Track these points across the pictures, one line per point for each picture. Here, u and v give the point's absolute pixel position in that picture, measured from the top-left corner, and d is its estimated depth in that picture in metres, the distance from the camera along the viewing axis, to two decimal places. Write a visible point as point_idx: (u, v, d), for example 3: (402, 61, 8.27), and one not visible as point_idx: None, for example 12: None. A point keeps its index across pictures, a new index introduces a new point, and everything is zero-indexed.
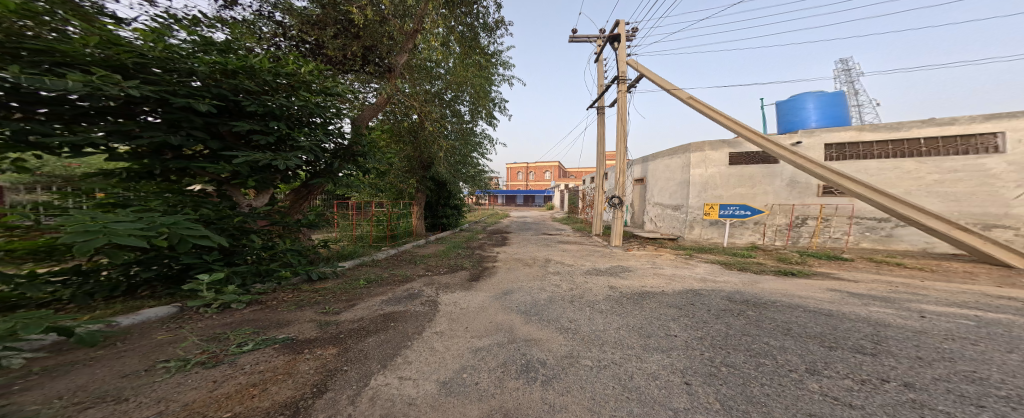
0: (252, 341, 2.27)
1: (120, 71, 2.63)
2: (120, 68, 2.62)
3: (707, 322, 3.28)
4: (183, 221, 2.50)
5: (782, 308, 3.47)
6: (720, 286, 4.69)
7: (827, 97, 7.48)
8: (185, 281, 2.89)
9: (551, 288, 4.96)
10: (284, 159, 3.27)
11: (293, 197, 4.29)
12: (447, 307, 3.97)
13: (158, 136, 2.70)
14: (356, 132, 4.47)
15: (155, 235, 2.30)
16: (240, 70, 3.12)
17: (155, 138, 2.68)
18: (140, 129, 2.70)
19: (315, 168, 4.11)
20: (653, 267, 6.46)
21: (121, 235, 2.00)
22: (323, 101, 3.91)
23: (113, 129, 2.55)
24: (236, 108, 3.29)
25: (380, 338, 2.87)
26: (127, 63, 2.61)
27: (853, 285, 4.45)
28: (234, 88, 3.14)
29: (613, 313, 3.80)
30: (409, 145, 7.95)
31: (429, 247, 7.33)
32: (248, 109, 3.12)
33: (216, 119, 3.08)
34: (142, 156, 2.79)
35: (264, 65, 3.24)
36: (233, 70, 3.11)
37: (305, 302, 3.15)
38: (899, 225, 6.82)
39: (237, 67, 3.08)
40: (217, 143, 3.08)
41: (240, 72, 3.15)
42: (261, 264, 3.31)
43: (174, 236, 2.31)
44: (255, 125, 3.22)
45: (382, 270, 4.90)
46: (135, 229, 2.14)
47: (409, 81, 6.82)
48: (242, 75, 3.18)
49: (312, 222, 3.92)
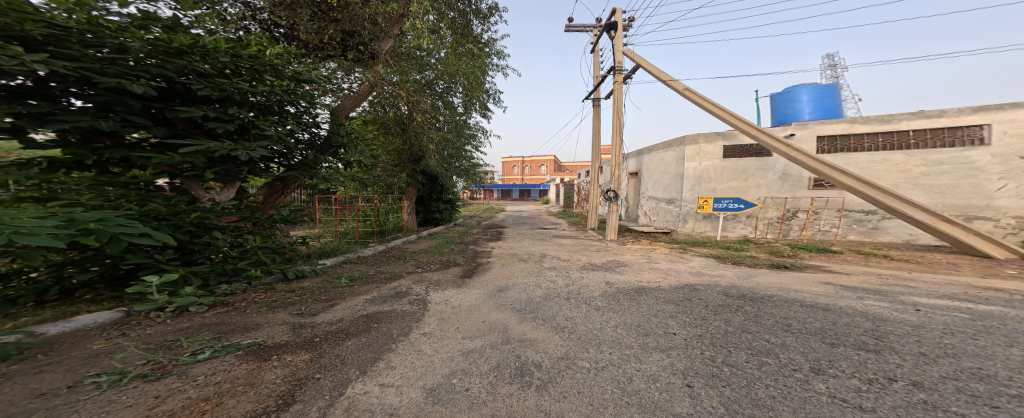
0: (210, 349, 2.06)
1: (23, 42, 2.25)
2: (25, 39, 2.24)
3: (706, 319, 3.23)
4: (113, 216, 2.16)
5: (780, 303, 3.44)
6: (715, 281, 4.67)
7: (821, 89, 7.48)
8: (133, 282, 2.56)
9: (546, 284, 4.85)
10: (248, 149, 2.99)
11: (269, 191, 4.01)
12: (438, 305, 3.80)
13: (84, 121, 2.36)
14: (335, 122, 4.21)
15: (78, 233, 1.97)
16: (189, 49, 2.80)
17: (81, 123, 2.35)
18: (60, 112, 2.36)
19: (290, 160, 3.84)
20: (648, 261, 6.43)
21: (28, 234, 1.66)
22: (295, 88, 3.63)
23: (22, 110, 2.20)
24: (185, 91, 2.96)
25: (361, 341, 2.70)
26: (33, 34, 2.21)
27: (845, 278, 4.47)
28: (180, 69, 2.79)
29: (610, 311, 3.72)
30: (398, 138, 7.66)
31: (421, 243, 7.11)
32: (200, 92, 2.81)
33: (159, 104, 2.76)
34: (70, 144, 2.46)
35: (218, 45, 2.92)
36: (179, 49, 2.78)
37: (279, 304, 2.94)
38: (885, 218, 6.93)
39: (185, 46, 2.75)
40: (161, 130, 2.77)
41: (187, 52, 2.82)
42: (232, 262, 3.06)
43: (103, 234, 2.00)
44: (210, 112, 2.91)
45: (370, 267, 4.70)
46: (48, 227, 1.80)
47: (396, 69, 6.52)
48: (190, 54, 2.84)
49: (289, 217, 3.67)
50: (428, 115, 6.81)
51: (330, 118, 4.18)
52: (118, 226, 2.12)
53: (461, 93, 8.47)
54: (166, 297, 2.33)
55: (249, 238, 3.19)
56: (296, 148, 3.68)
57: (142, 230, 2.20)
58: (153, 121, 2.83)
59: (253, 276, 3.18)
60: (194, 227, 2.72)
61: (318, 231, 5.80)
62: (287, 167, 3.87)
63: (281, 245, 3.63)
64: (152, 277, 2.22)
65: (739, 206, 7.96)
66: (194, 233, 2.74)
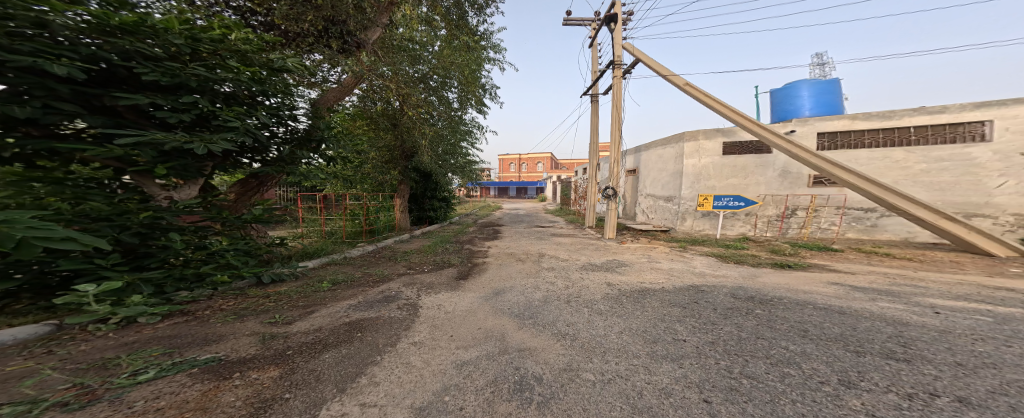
0: (156, 367, 1.78)
1: None
2: None
3: (716, 324, 3.05)
4: (28, 219, 1.82)
5: (791, 305, 3.27)
6: (720, 281, 4.50)
7: (822, 85, 7.42)
8: (66, 292, 2.18)
9: (545, 286, 4.62)
10: (207, 142, 2.64)
11: (243, 189, 3.66)
12: (430, 311, 3.54)
13: None
14: (317, 115, 3.91)
15: None
16: (134, 28, 2.43)
17: None
18: None
19: (264, 155, 3.54)
20: (650, 261, 6.25)
21: None
22: (269, 77, 3.31)
23: None
24: (130, 76, 2.57)
25: (341, 353, 2.44)
26: None
27: (852, 277, 4.33)
28: (121, 51, 2.41)
29: (613, 315, 3.51)
30: (387, 132, 7.31)
31: (413, 242, 6.80)
32: (146, 77, 2.44)
33: (96, 89, 2.39)
34: None
35: (170, 25, 2.55)
36: (121, 28, 2.41)
37: (249, 311, 2.66)
38: (884, 215, 6.88)
39: (127, 25, 2.38)
40: (97, 118, 2.38)
41: (131, 31, 2.45)
42: (197, 266, 2.74)
43: (10, 237, 1.66)
44: (161, 100, 2.56)
45: (357, 269, 4.40)
46: None
47: (386, 60, 6.18)
48: (133, 34, 2.47)
49: (264, 215, 3.35)
50: (421, 109, 6.50)
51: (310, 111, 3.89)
52: (33, 229, 1.79)
53: (455, 87, 8.18)
54: (108, 307, 1.99)
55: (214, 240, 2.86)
56: (268, 142, 3.37)
57: (63, 234, 1.88)
58: (88, 110, 2.44)
59: (220, 281, 2.87)
60: (147, 228, 2.40)
61: (302, 231, 5.46)
62: (262, 162, 3.57)
63: (256, 246, 3.32)
64: (86, 286, 1.92)
65: (739, 203, 7.80)
66: (148, 233, 2.43)
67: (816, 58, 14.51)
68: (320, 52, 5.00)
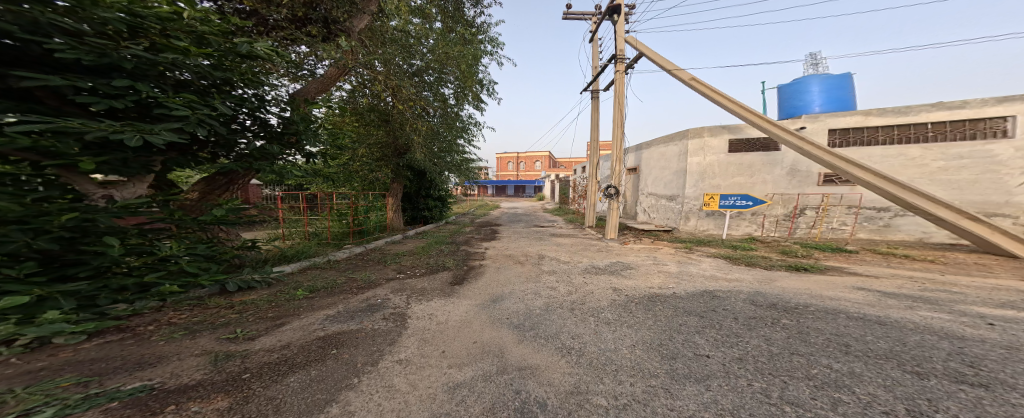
0: (57, 405, 1.38)
1: None
2: None
3: (740, 336, 2.73)
4: None
5: (820, 314, 2.94)
6: (733, 286, 4.18)
7: (833, 80, 7.24)
8: None
9: (546, 291, 4.27)
10: (144, 131, 2.18)
11: (209, 186, 3.28)
12: (420, 321, 3.19)
13: None
14: (293, 108, 3.55)
15: None
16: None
17: None
18: None
19: (228, 149, 3.14)
20: (656, 264, 5.94)
21: None
22: (233, 64, 2.94)
23: None
24: (46, 54, 2.08)
25: (310, 376, 2.05)
26: None
27: (877, 281, 4.00)
28: (31, 23, 1.97)
29: (623, 326, 3.18)
30: (378, 129, 6.92)
31: (406, 243, 6.42)
32: (61, 54, 2.00)
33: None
34: None
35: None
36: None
37: (205, 324, 2.26)
38: (897, 215, 6.63)
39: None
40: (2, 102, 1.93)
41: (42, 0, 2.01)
42: (142, 275, 2.33)
43: None
44: (84, 82, 2.10)
45: (341, 273, 4.03)
46: None
47: (375, 50, 5.79)
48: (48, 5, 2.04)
49: (228, 216, 2.96)
50: (414, 103, 6.15)
51: (286, 102, 3.54)
52: None
53: (452, 83, 7.86)
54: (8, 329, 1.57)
55: (165, 244, 2.43)
56: (231, 135, 2.98)
57: None
58: None
59: (172, 292, 2.49)
60: (73, 232, 1.99)
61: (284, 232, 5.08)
62: (229, 156, 3.19)
63: (220, 249, 2.92)
64: None
65: (747, 203, 7.43)
66: (78, 238, 2.02)
67: (812, 58, 14.45)
68: (302, 39, 4.64)
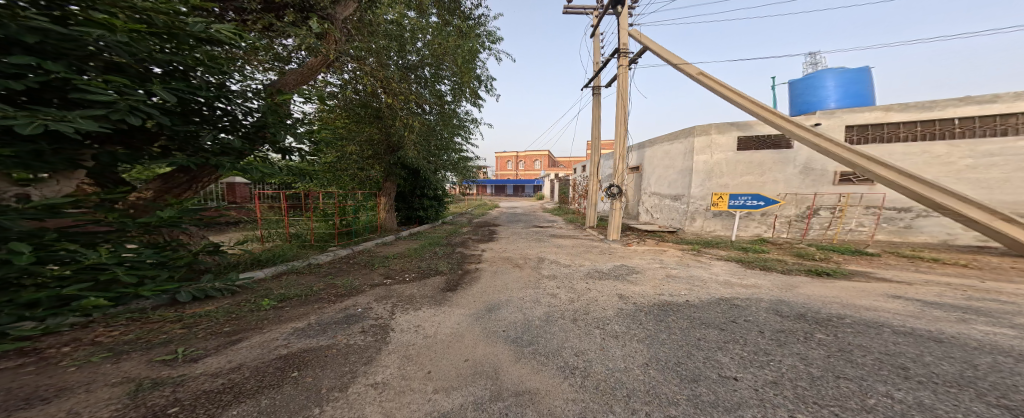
0: None
1: None
2: None
3: (771, 354, 2.38)
4: None
5: (859, 327, 2.57)
6: (751, 292, 3.81)
7: (849, 74, 7.22)
8: None
9: (547, 299, 3.94)
10: (39, 120, 1.79)
11: (166, 184, 2.93)
12: (405, 335, 2.84)
13: None
14: (261, 99, 3.20)
15: None
16: None
17: None
18: None
19: (182, 141, 2.78)
20: (664, 268, 5.58)
21: None
22: (184, 48, 2.58)
23: None
24: None
25: (259, 406, 1.66)
26: None
27: (912, 288, 3.62)
28: None
29: (634, 340, 2.85)
30: (366, 125, 6.48)
31: (398, 245, 6.06)
32: None
33: None
34: None
35: None
36: None
37: (138, 344, 1.88)
38: (920, 216, 6.29)
39: None
40: None
41: None
42: (62, 288, 1.95)
43: None
44: None
45: (321, 279, 3.66)
46: None
47: (360, 40, 5.41)
48: None
49: (182, 217, 2.62)
50: (407, 97, 5.80)
51: (256, 92, 3.19)
52: None
53: (449, 79, 7.54)
54: None
55: (95, 250, 2.04)
56: (180, 127, 2.61)
57: None
58: None
59: (101, 306, 2.11)
60: None
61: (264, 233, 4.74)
62: (186, 150, 2.82)
63: (171, 255, 2.56)
64: None
65: (758, 203, 7.22)
66: None
67: (813, 59, 14.35)
68: (276, 23, 4.22)
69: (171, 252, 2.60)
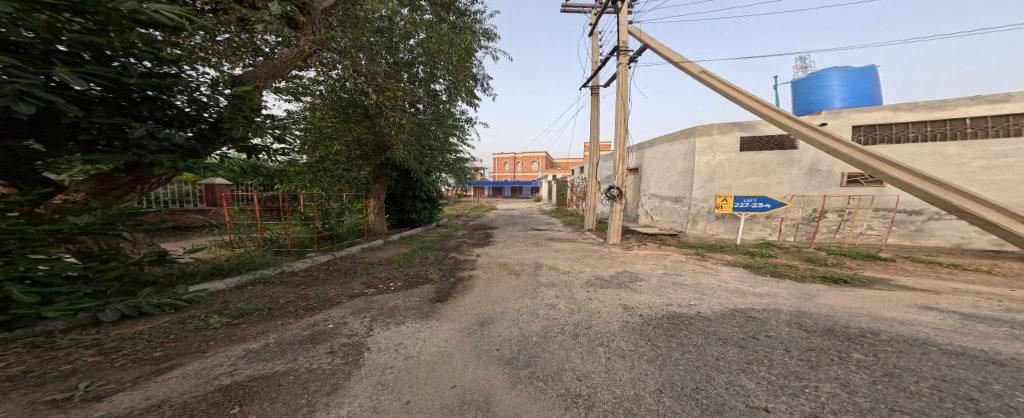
0: None
1: None
2: None
3: (802, 376, 2.06)
4: None
5: (902, 345, 2.24)
6: (767, 303, 3.51)
7: (854, 73, 7.04)
8: None
9: (545, 311, 3.62)
10: None
11: (103, 184, 2.63)
12: (382, 355, 2.47)
13: None
14: (215, 91, 2.83)
15: None
16: None
17: None
18: None
19: (111, 136, 2.36)
20: (669, 276, 5.25)
21: None
22: (111, 30, 2.21)
23: None
24: None
25: None
26: None
27: (942, 297, 3.31)
28: None
29: (644, 361, 2.56)
30: (349, 123, 6.00)
31: (386, 250, 5.70)
32: None
33: None
34: None
35: None
36: None
37: (22, 383, 1.50)
38: (932, 218, 6.08)
39: None
40: None
41: None
42: None
43: None
44: None
45: (294, 289, 3.28)
46: None
47: (343, 32, 5.04)
48: None
49: (114, 222, 2.24)
50: (396, 95, 5.43)
51: (210, 83, 2.82)
52: None
53: (443, 78, 7.22)
54: None
55: None
56: (103, 118, 2.20)
57: None
58: None
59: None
60: None
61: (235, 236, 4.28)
62: (118, 146, 2.42)
63: (97, 267, 2.17)
64: None
65: (764, 205, 7.20)
66: None
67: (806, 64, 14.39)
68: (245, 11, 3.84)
69: (98, 265, 2.21)
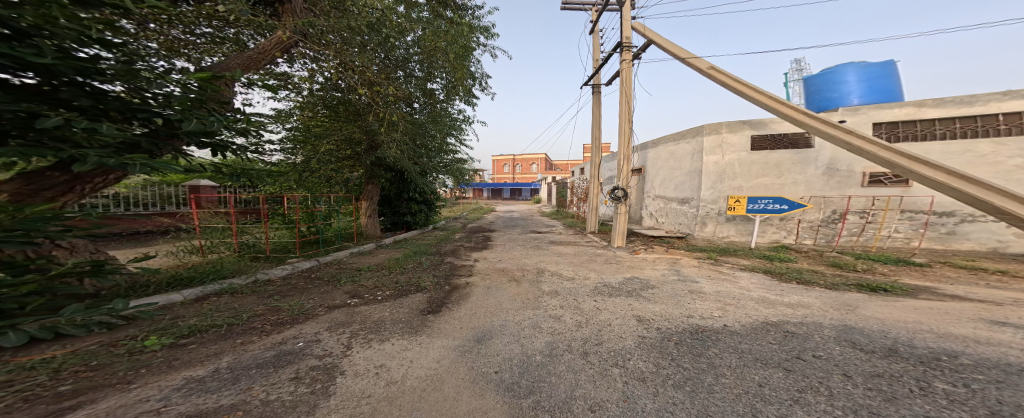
0: None
1: None
2: None
3: (875, 410, 1.66)
4: None
5: (995, 372, 1.82)
6: (804, 315, 3.09)
7: (872, 69, 6.69)
8: None
9: (550, 325, 3.21)
10: None
11: (33, 184, 2.37)
12: (360, 380, 2.07)
13: None
14: (166, 80, 2.41)
15: None
16: None
17: None
18: None
19: (25, 127, 1.94)
20: (684, 283, 4.81)
21: None
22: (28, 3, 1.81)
23: None
24: None
25: None
26: None
27: (1008, 310, 2.89)
28: None
29: (671, 386, 2.14)
30: (339, 122, 5.63)
31: (378, 254, 5.31)
32: None
33: None
34: None
35: None
36: None
37: None
38: (965, 220, 5.69)
39: None
40: None
41: None
42: None
43: None
44: None
45: (266, 299, 2.87)
46: None
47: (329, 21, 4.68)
48: None
49: (26, 228, 1.86)
50: (389, 93, 5.09)
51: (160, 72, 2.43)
52: None
53: (441, 77, 6.90)
54: None
55: None
56: (6, 105, 1.75)
57: None
58: None
59: None
60: None
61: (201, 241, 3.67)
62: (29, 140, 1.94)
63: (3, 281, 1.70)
64: None
65: (780, 207, 6.71)
66: None
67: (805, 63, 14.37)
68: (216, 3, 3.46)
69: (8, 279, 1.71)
